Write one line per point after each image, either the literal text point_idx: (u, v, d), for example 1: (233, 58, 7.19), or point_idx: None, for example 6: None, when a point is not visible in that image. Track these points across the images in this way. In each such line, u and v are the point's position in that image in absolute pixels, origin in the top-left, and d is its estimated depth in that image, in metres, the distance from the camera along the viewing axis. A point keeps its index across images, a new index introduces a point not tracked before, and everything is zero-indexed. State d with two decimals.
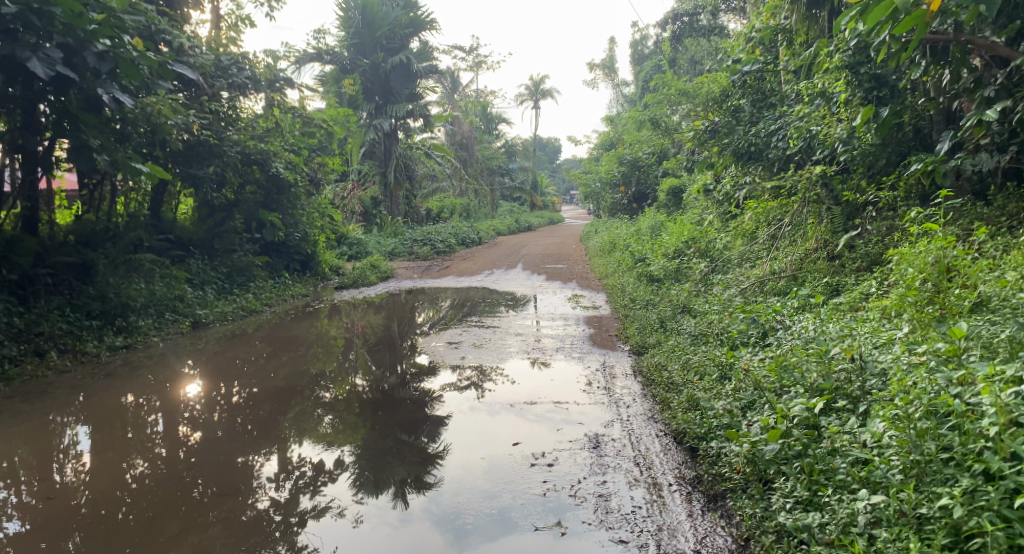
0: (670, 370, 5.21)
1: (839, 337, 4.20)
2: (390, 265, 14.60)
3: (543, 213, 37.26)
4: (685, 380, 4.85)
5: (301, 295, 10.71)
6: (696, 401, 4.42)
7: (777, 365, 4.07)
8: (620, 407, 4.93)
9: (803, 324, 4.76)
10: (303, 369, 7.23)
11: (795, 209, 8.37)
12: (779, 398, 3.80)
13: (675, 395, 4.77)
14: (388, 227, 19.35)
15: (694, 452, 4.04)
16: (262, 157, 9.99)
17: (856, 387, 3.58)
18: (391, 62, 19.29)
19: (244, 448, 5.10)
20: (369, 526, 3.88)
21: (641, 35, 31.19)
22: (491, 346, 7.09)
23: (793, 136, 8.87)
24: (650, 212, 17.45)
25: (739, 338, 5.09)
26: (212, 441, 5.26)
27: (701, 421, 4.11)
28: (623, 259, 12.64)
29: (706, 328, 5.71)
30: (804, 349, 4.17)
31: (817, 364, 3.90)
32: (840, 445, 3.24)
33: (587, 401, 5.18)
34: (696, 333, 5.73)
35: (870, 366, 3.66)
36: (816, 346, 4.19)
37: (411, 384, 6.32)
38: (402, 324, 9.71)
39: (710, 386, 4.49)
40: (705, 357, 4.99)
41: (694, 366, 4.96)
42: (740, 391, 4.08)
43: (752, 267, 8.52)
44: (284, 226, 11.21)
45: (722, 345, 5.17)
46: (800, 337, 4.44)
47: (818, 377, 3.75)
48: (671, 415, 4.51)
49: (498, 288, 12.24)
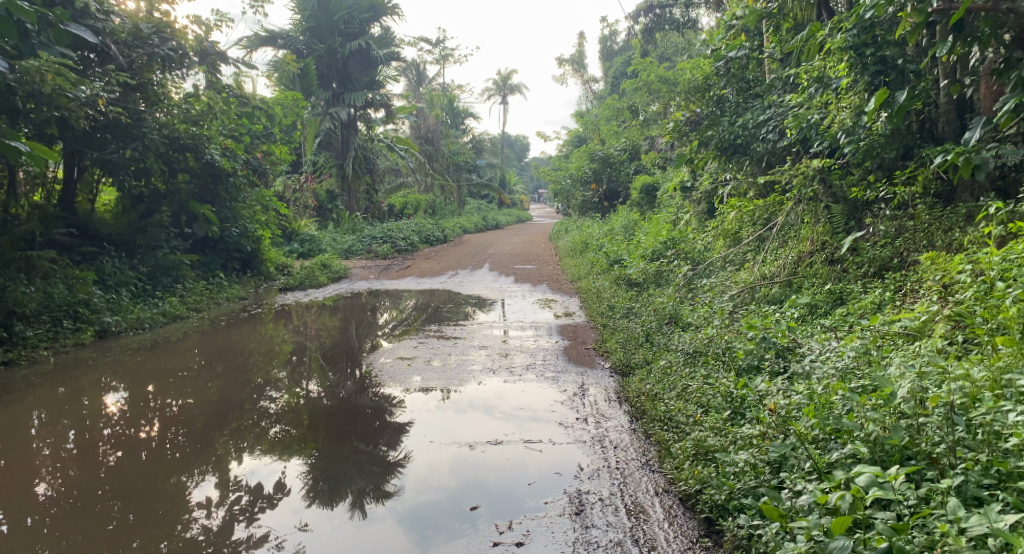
0: (664, 399, 4.31)
1: (888, 370, 3.36)
2: (345, 265, 13.48)
3: (512, 211, 36.31)
4: (687, 415, 3.95)
5: (239, 298, 9.56)
6: (708, 448, 3.52)
7: (817, 409, 3.21)
8: (606, 450, 3.99)
9: (828, 348, 3.92)
10: (241, 381, 6.25)
11: (788, 207, 7.61)
12: (828, 458, 2.92)
13: (675, 437, 3.87)
14: (346, 223, 18.19)
15: (712, 526, 3.16)
16: (192, 143, 8.91)
17: (940, 447, 2.73)
18: (349, 47, 18.21)
19: (161, 482, 4.20)
20: (324, 531, 3.58)
21: (610, 31, 30.52)
22: (451, 360, 6.11)
23: (786, 127, 8.10)
24: (622, 211, 16.64)
25: (748, 362, 4.22)
26: (122, 473, 4.34)
27: (720, 483, 3.22)
28: (597, 260, 11.79)
29: (700, 344, 4.84)
30: (849, 387, 3.31)
31: (875, 411, 3.02)
32: (940, 539, 2.36)
33: (565, 440, 4.20)
34: (690, 351, 4.85)
35: (957, 418, 2.81)
36: (862, 382, 3.34)
37: (370, 389, 5.60)
38: (358, 327, 8.72)
39: (724, 429, 3.61)
40: (711, 385, 4.11)
41: (699, 397, 4.06)
42: (769, 443, 3.21)
43: (741, 271, 7.72)
44: (221, 220, 10.05)
45: (727, 369, 4.30)
46: (835, 366, 3.59)
47: (881, 430, 2.88)
48: (676, 467, 3.60)
49: (462, 290, 11.24)
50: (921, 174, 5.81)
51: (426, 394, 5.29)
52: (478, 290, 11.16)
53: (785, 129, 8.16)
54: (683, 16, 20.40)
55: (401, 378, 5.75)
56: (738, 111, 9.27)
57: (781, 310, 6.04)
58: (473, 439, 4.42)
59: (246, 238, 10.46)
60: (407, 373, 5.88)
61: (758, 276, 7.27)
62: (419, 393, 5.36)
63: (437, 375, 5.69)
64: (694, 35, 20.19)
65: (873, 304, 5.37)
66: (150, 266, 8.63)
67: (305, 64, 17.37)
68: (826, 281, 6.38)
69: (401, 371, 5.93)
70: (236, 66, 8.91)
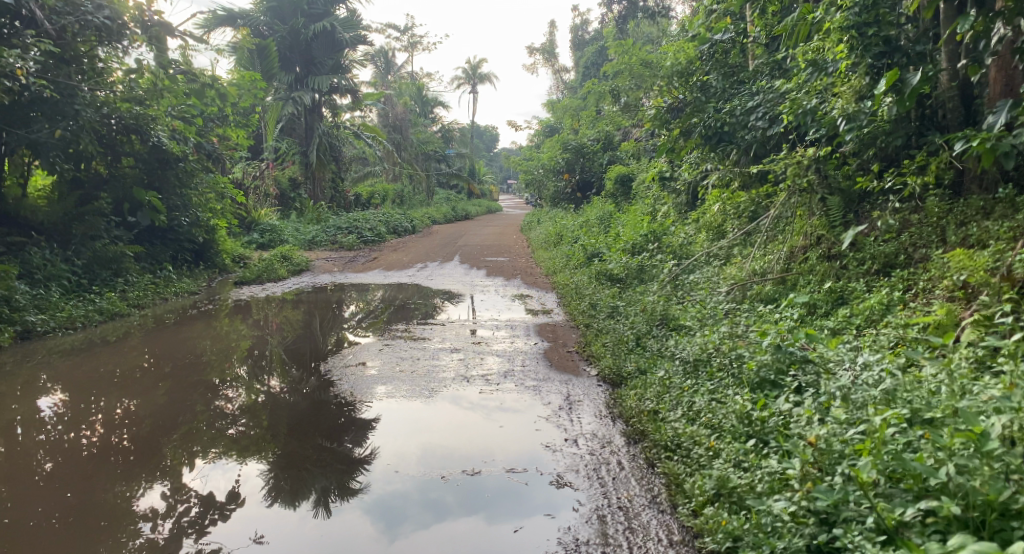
0: (668, 422, 3.79)
1: (957, 397, 2.91)
2: (307, 257, 12.72)
3: (482, 203, 35.64)
4: (702, 444, 3.45)
5: (190, 293, 8.76)
6: (733, 489, 3.02)
7: (877, 448, 2.73)
8: (610, 483, 3.47)
9: (863, 362, 3.46)
10: (191, 381, 5.70)
11: (780, 198, 7.19)
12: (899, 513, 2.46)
13: (688, 469, 3.36)
14: (310, 213, 17.34)
15: None
16: (135, 123, 8.23)
17: None
18: (313, 28, 17.28)
19: (81, 511, 3.60)
20: (283, 529, 3.36)
21: (582, 19, 29.99)
22: (421, 362, 5.54)
23: (777, 114, 7.67)
24: (597, 202, 16.16)
25: (764, 376, 3.73)
26: (32, 501, 3.72)
27: (754, 535, 2.72)
28: (573, 253, 11.28)
29: (700, 354, 4.34)
30: (909, 421, 2.84)
31: (960, 456, 2.53)
32: None
33: (560, 469, 3.65)
34: (690, 360, 4.35)
35: None
36: (925, 413, 2.87)
37: (334, 386, 5.16)
38: (319, 322, 8.06)
39: (748, 463, 3.13)
40: (725, 407, 3.62)
41: (714, 423, 3.55)
42: (814, 487, 2.73)
43: (731, 267, 7.27)
44: (170, 208, 9.24)
45: (741, 385, 3.81)
46: (883, 389, 3.12)
47: (975, 483, 2.40)
48: (694, 509, 3.10)
49: (431, 284, 10.64)
50: (933, 163, 5.41)
51: (393, 404, 4.69)
52: (448, 284, 10.56)
53: (778, 116, 7.70)
54: (658, 4, 19.93)
55: (365, 381, 5.15)
56: (726, 96, 8.81)
57: (779, 310, 5.61)
58: (449, 464, 3.85)
59: (197, 227, 9.66)
60: (369, 376, 5.26)
61: (751, 272, 6.82)
62: (386, 399, 4.77)
63: (405, 380, 5.10)
64: (668, 23, 19.79)
65: (881, 306, 4.97)
66: (86, 258, 7.78)
67: (266, 44, 16.40)
68: (825, 279, 5.96)
69: (364, 375, 5.32)
70: (184, 39, 8.11)
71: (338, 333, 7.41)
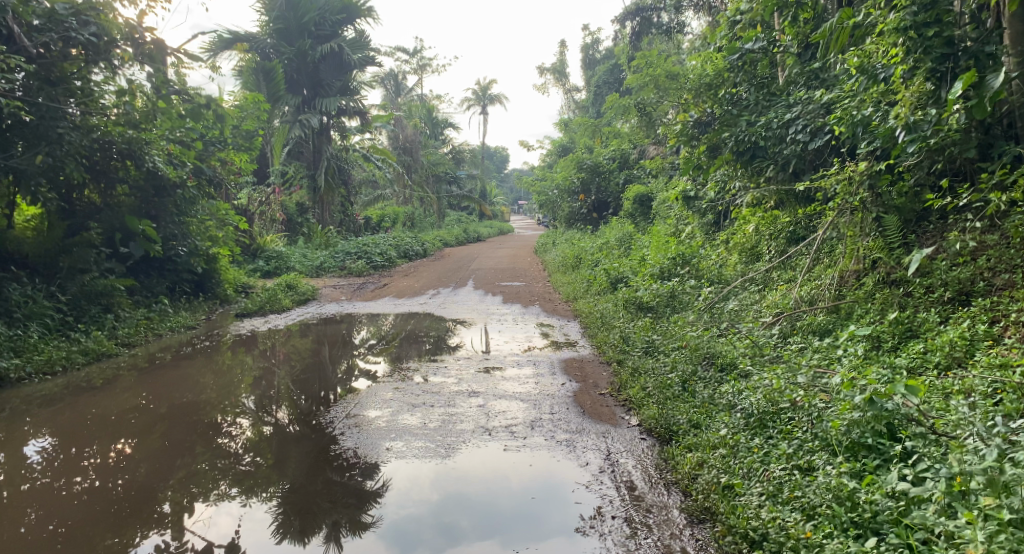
0: (744, 500, 3.14)
1: None
2: (314, 284, 12.18)
3: (494, 224, 35.12)
4: (798, 538, 2.79)
5: (188, 326, 8.23)
6: None
7: None
8: None
9: (996, 426, 2.91)
10: (191, 422, 5.22)
11: (827, 216, 6.55)
12: None
13: None
14: (318, 238, 16.83)
15: None
16: (129, 148, 7.83)
17: None
18: (321, 49, 17.02)
19: None
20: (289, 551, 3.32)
21: (592, 38, 29.67)
22: (436, 405, 4.92)
23: (820, 126, 7.05)
24: (614, 222, 15.57)
25: (858, 439, 3.12)
26: None
27: None
28: (594, 278, 10.67)
29: (764, 411, 3.70)
30: None
31: None
32: None
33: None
34: (753, 415, 3.72)
35: None
36: None
37: (345, 425, 4.68)
38: (324, 355, 7.49)
39: None
40: (816, 484, 3.00)
41: (808, 506, 2.92)
42: None
43: (775, 294, 6.63)
44: (166, 237, 8.76)
45: (829, 451, 3.19)
46: None
47: None
48: None
49: (445, 312, 10.05)
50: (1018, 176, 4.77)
51: (408, 459, 4.03)
52: (463, 311, 9.95)
53: (820, 128, 7.08)
54: (671, 20, 19.47)
55: (372, 428, 4.52)
56: (760, 108, 8.22)
57: (840, 345, 4.97)
58: (477, 551, 3.16)
59: (196, 256, 9.16)
60: (375, 422, 4.63)
61: (799, 300, 6.18)
62: (397, 453, 4.14)
63: (417, 428, 4.45)
64: (682, 39, 19.33)
65: (963, 341, 4.34)
66: (73, 293, 7.25)
67: (272, 65, 16.03)
68: (887, 307, 5.33)
69: (371, 420, 4.70)
70: (178, 57, 7.66)
71: (347, 367, 6.84)
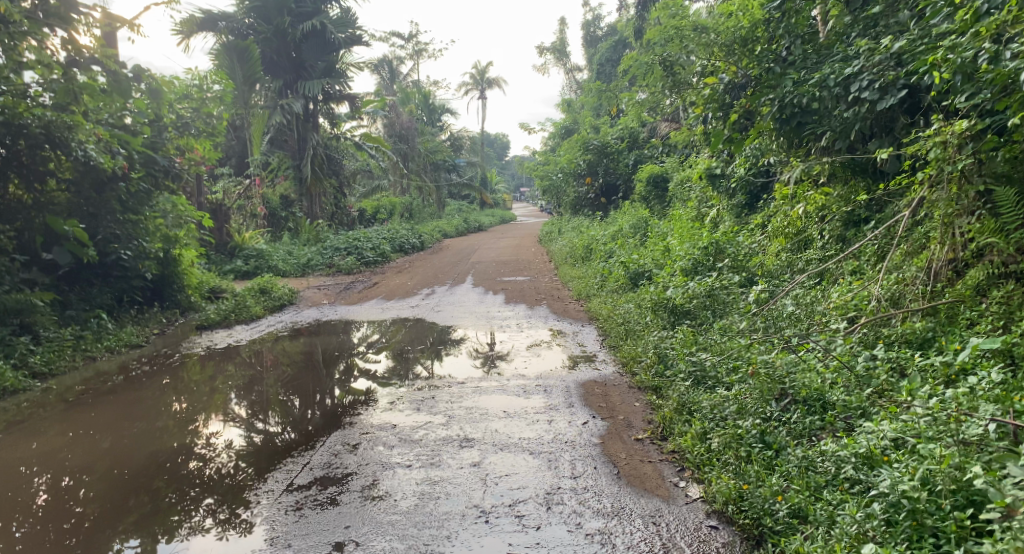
0: None
1: None
2: (294, 286, 10.88)
3: (496, 213, 33.72)
4: None
5: (135, 342, 6.99)
6: None
7: None
8: None
9: None
10: (148, 451, 4.40)
11: (914, 192, 5.19)
12: None
13: None
14: (305, 233, 15.50)
15: None
16: (50, 136, 6.64)
17: None
18: (302, 27, 15.56)
19: None
20: None
21: (593, 15, 28.13)
22: (420, 460, 3.65)
23: (891, 80, 5.71)
24: (627, 207, 14.19)
25: None
26: None
27: None
28: (609, 271, 9.36)
29: (923, 504, 2.45)
30: None
31: None
32: None
33: None
34: (904, 511, 2.48)
35: None
36: None
37: (311, 474, 3.62)
38: (296, 371, 6.27)
39: None
40: None
41: None
42: None
43: (848, 292, 5.28)
44: (105, 238, 7.46)
45: None
46: None
47: None
48: None
49: (441, 314, 8.75)
50: None
51: (398, 533, 2.97)
52: (460, 314, 8.63)
53: (893, 83, 5.69)
54: None
55: (326, 508, 3.25)
56: (808, 65, 6.83)
57: (965, 368, 3.66)
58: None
59: (145, 260, 7.80)
60: (330, 497, 3.33)
61: (883, 301, 4.82)
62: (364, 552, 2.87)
63: (387, 510, 3.16)
64: None
65: None
66: None
67: (246, 44, 14.35)
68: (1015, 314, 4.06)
69: (324, 491, 3.42)
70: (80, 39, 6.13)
71: (320, 385, 5.71)
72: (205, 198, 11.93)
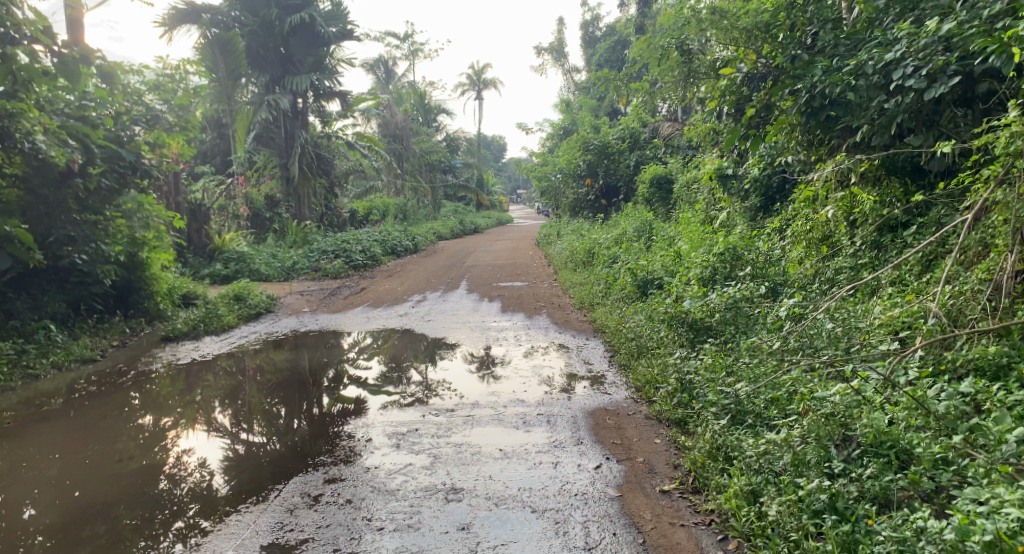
0: None
1: None
2: (275, 292, 10.14)
3: (493, 215, 33.00)
4: None
5: (88, 356, 6.26)
6: None
7: None
8: None
9: None
10: (113, 469, 4.02)
11: (975, 192, 4.49)
12: None
13: None
14: (292, 234, 14.72)
15: None
16: None
17: None
18: (290, 20, 14.81)
19: None
20: None
21: (592, 15, 27.51)
22: (405, 518, 3.04)
23: (939, 67, 5.08)
24: (629, 210, 13.50)
25: None
26: None
27: None
28: (614, 278, 8.66)
29: None
30: None
31: None
32: None
33: None
34: None
35: None
36: None
37: (277, 517, 3.14)
38: (271, 384, 5.66)
39: None
40: None
41: None
42: None
43: (896, 308, 4.59)
44: (59, 240, 6.74)
45: None
46: None
47: None
48: None
49: (431, 324, 8.03)
50: None
51: None
52: (452, 324, 7.90)
53: (943, 70, 5.07)
54: None
55: None
56: (837, 54, 6.19)
57: None
58: None
59: (105, 265, 7.07)
60: None
61: (943, 319, 4.10)
62: None
63: None
64: None
65: None
66: None
67: (231, 36, 13.54)
68: None
69: None
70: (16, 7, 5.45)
71: (307, 389, 5.43)
72: (182, 198, 11.20)
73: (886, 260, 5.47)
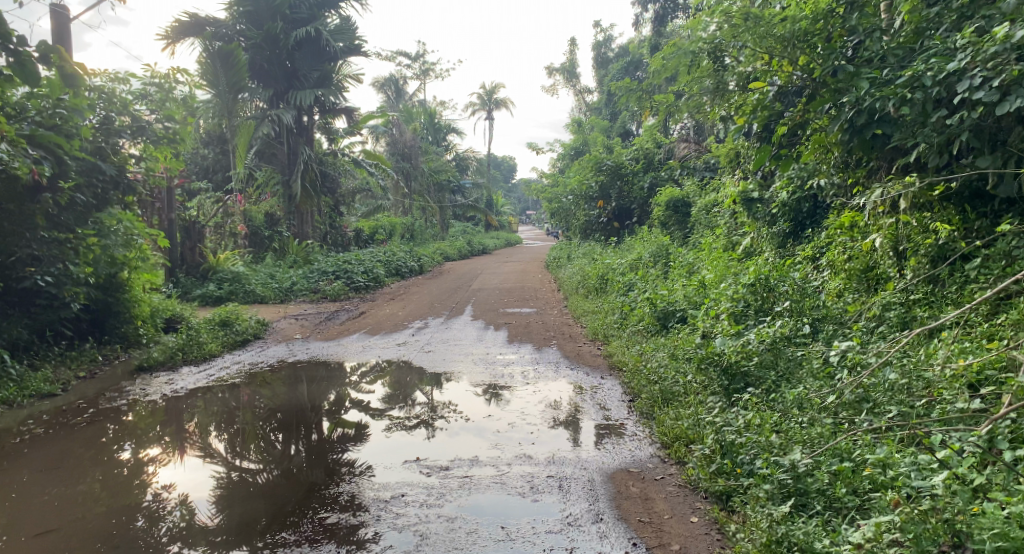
0: None
1: None
2: (266, 316, 9.52)
3: (502, 236, 32.39)
4: None
5: (46, 388, 5.66)
6: None
7: None
8: None
9: None
10: (87, 506, 3.62)
11: None
12: None
13: None
14: (291, 253, 14.14)
15: None
16: None
17: None
18: (296, 34, 14.39)
19: None
20: None
21: (604, 36, 27.19)
22: None
23: (1016, 76, 4.42)
24: (644, 234, 12.85)
25: None
26: None
27: None
28: (630, 306, 7.98)
29: None
30: None
31: None
32: None
33: None
34: None
35: None
36: None
37: None
38: (264, 413, 5.12)
39: None
40: None
41: None
42: None
43: (970, 354, 3.89)
44: (23, 260, 6.19)
45: None
46: None
47: None
48: None
49: (430, 354, 7.35)
50: None
51: None
52: (454, 355, 7.23)
53: (1019, 81, 4.40)
54: None
55: None
56: (883, 64, 5.57)
57: None
58: None
59: (73, 287, 6.51)
60: None
61: None
62: None
63: None
64: None
65: None
66: None
67: (232, 48, 13.10)
68: None
69: None
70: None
71: (306, 416, 4.95)
72: (176, 214, 10.65)
73: (947, 297, 4.81)
